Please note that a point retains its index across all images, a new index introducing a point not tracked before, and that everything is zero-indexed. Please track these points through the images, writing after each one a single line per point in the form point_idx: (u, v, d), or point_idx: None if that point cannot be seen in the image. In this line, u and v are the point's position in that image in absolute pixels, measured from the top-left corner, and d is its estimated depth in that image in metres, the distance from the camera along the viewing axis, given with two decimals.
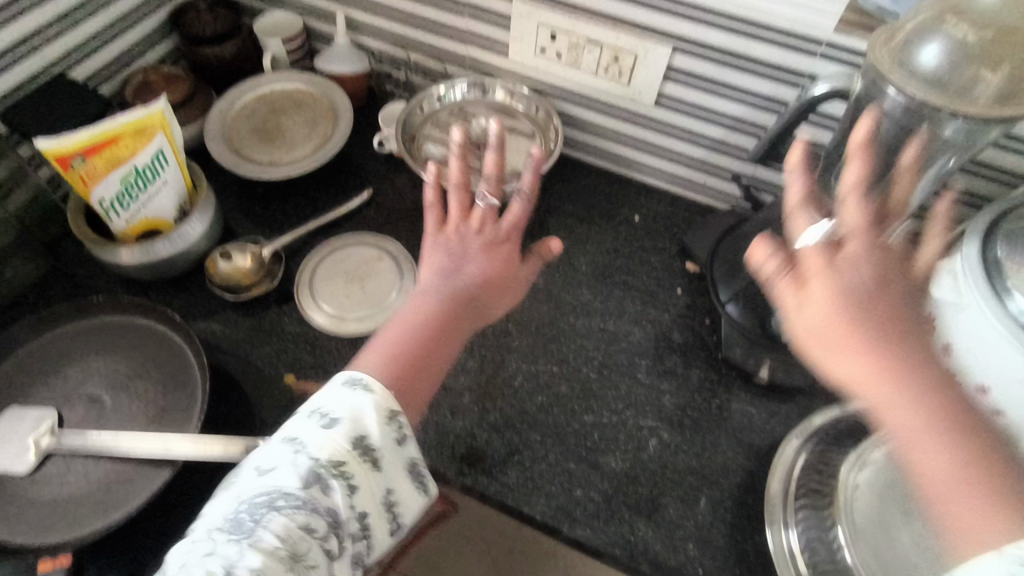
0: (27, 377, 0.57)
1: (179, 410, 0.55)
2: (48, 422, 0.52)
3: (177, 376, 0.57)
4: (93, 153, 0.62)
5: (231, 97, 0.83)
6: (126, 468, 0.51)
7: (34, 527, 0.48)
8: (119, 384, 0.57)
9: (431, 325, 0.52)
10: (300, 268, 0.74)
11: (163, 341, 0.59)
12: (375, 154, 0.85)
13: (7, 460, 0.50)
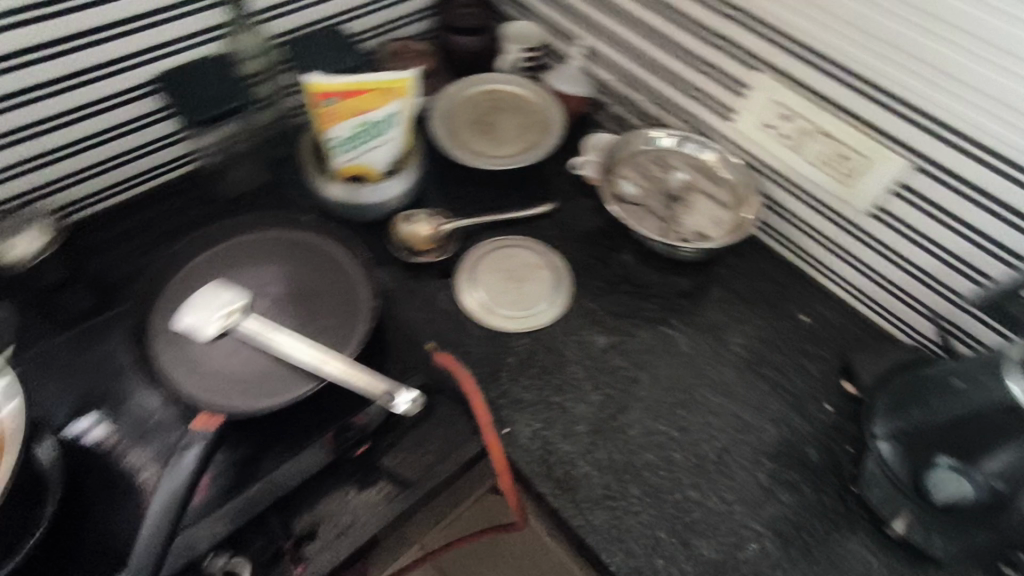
0: (232, 261, 0.65)
1: (338, 337, 0.60)
2: (236, 303, 0.58)
3: (345, 306, 0.62)
4: (344, 98, 0.70)
5: (462, 86, 0.90)
6: (281, 367, 0.57)
7: (199, 385, 0.55)
8: (297, 296, 0.63)
9: None
10: (469, 252, 0.79)
11: (343, 271, 0.64)
12: (569, 174, 0.89)
13: (196, 323, 0.56)
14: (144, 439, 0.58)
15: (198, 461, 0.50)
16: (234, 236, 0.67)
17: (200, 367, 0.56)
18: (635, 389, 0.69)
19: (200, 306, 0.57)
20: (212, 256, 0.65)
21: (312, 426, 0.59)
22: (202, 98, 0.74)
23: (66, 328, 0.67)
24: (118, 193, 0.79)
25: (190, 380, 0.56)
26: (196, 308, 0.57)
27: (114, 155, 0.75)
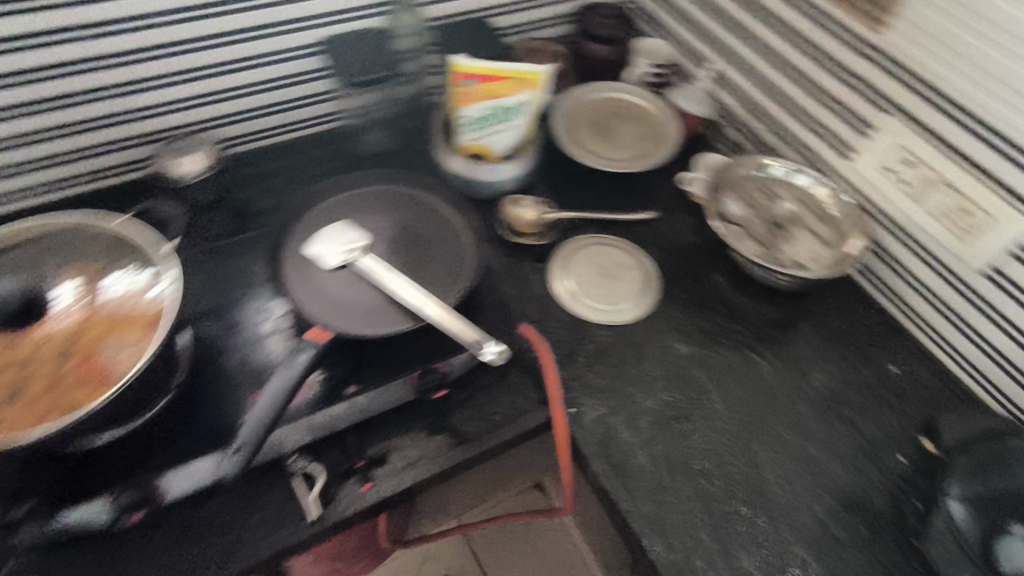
0: (356, 206, 0.71)
1: (439, 287, 0.63)
2: (358, 244, 0.64)
3: (450, 262, 0.66)
4: (484, 81, 0.76)
5: (590, 89, 0.95)
6: (385, 304, 0.61)
7: (311, 304, 0.60)
8: (408, 244, 0.67)
9: None
10: (565, 243, 0.83)
11: (454, 231, 0.68)
12: (675, 188, 0.91)
13: (323, 253, 0.63)
14: (258, 345, 0.65)
15: (304, 365, 0.55)
16: (361, 183, 0.72)
17: (315, 288, 0.62)
18: (704, 400, 0.71)
19: (329, 240, 0.64)
20: (340, 197, 0.71)
21: (403, 360, 0.64)
22: (357, 66, 0.79)
23: (206, 242, 0.75)
24: (266, 138, 0.86)
25: (304, 296, 0.61)
26: (325, 241, 0.64)
27: (271, 103, 0.83)
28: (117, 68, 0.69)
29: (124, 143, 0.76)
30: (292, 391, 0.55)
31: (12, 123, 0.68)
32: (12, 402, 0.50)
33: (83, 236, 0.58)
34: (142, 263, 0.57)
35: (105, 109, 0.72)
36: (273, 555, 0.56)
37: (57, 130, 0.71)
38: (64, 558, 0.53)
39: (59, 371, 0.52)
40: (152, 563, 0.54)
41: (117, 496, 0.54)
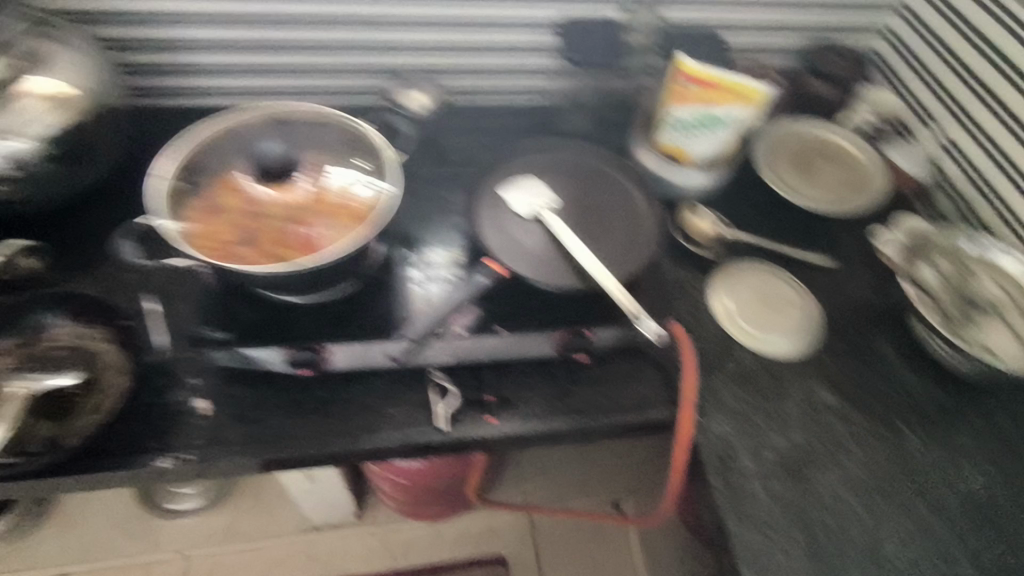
0: (551, 165, 0.74)
1: (612, 261, 0.65)
2: (549, 202, 0.69)
3: (628, 242, 0.67)
4: (701, 86, 0.77)
5: (800, 124, 0.93)
6: (561, 259, 0.64)
7: (496, 242, 0.65)
8: (591, 215, 0.69)
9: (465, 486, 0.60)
10: (734, 263, 0.81)
11: (638, 215, 0.69)
12: (862, 243, 0.87)
13: (518, 201, 0.69)
14: (432, 268, 0.68)
15: (484, 286, 0.62)
16: (560, 149, 0.76)
17: (501, 229, 0.66)
18: (840, 455, 0.67)
19: (523, 193, 0.69)
20: (538, 156, 0.74)
21: (559, 315, 0.66)
22: (584, 48, 0.82)
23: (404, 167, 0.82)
24: (482, 96, 0.93)
25: (489, 234, 0.65)
26: (520, 193, 0.69)
27: (498, 66, 0.90)
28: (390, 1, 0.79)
29: (369, 69, 0.86)
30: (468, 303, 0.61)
31: (294, 30, 0.79)
32: (247, 246, 0.58)
33: (330, 128, 0.66)
34: (372, 165, 0.64)
35: (366, 36, 0.82)
36: (395, 449, 0.61)
37: (324, 45, 0.82)
38: (235, 392, 0.61)
39: (287, 232, 0.60)
40: (300, 422, 0.61)
41: (292, 351, 0.60)
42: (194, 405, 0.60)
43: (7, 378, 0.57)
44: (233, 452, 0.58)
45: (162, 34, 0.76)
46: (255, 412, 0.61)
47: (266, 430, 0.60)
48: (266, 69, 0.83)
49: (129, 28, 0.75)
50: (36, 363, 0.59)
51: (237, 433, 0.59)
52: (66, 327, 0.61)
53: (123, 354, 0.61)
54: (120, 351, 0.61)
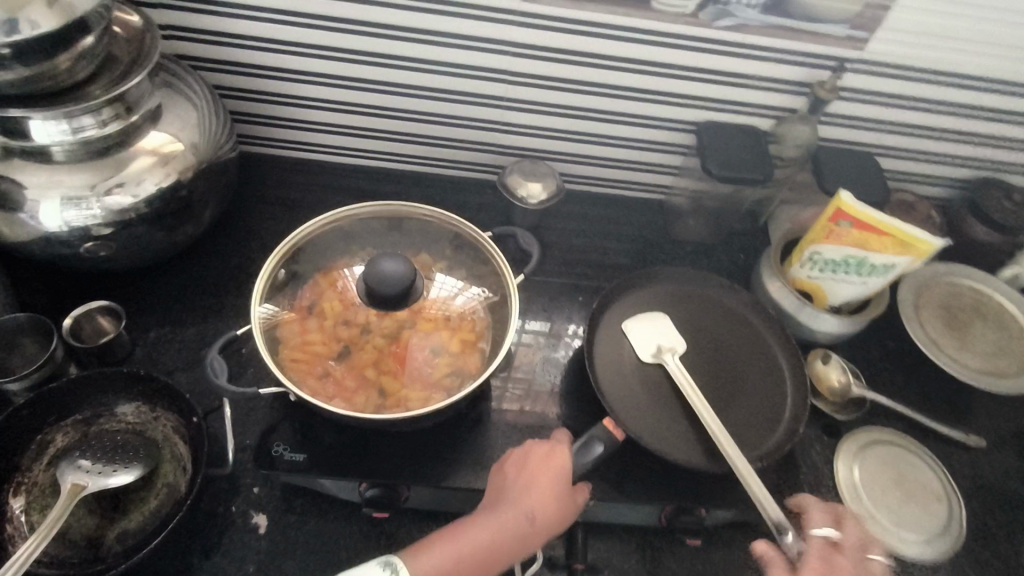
0: (675, 297, 0.65)
1: (742, 440, 0.56)
2: (675, 347, 0.60)
3: (763, 418, 0.58)
4: (859, 229, 0.67)
5: (956, 269, 0.81)
6: (685, 425, 0.56)
7: (614, 392, 0.57)
8: (723, 372, 0.60)
9: (555, 472, 0.51)
10: (863, 427, 0.71)
11: (777, 381, 0.61)
12: (1014, 423, 0.75)
13: (640, 341, 0.60)
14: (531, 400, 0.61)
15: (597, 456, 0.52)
16: (696, 277, 0.67)
17: (620, 374, 0.58)
18: None
19: (648, 332, 0.61)
20: (668, 285, 0.66)
21: (675, 479, 0.57)
22: (727, 161, 0.73)
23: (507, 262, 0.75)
24: (596, 185, 0.86)
25: (607, 380, 0.58)
26: (644, 332, 0.61)
27: (621, 158, 0.82)
28: (519, 82, 0.72)
29: (484, 146, 0.79)
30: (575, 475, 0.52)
31: (414, 99, 0.73)
32: (339, 362, 0.52)
33: (441, 229, 0.58)
34: (487, 279, 0.57)
35: (488, 114, 0.75)
36: None
37: (442, 117, 0.75)
38: (298, 508, 0.54)
39: (384, 351, 0.53)
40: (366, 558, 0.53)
41: (366, 484, 0.53)
42: (255, 520, 0.53)
43: (64, 467, 0.51)
44: None
45: (278, 86, 0.72)
46: (313, 537, 0.53)
47: (323, 562, 0.52)
48: (376, 131, 0.77)
49: (244, 77, 0.70)
50: (94, 450, 0.53)
51: (289, 563, 0.52)
52: (131, 410, 0.56)
53: (186, 451, 0.54)
54: (183, 446, 0.54)
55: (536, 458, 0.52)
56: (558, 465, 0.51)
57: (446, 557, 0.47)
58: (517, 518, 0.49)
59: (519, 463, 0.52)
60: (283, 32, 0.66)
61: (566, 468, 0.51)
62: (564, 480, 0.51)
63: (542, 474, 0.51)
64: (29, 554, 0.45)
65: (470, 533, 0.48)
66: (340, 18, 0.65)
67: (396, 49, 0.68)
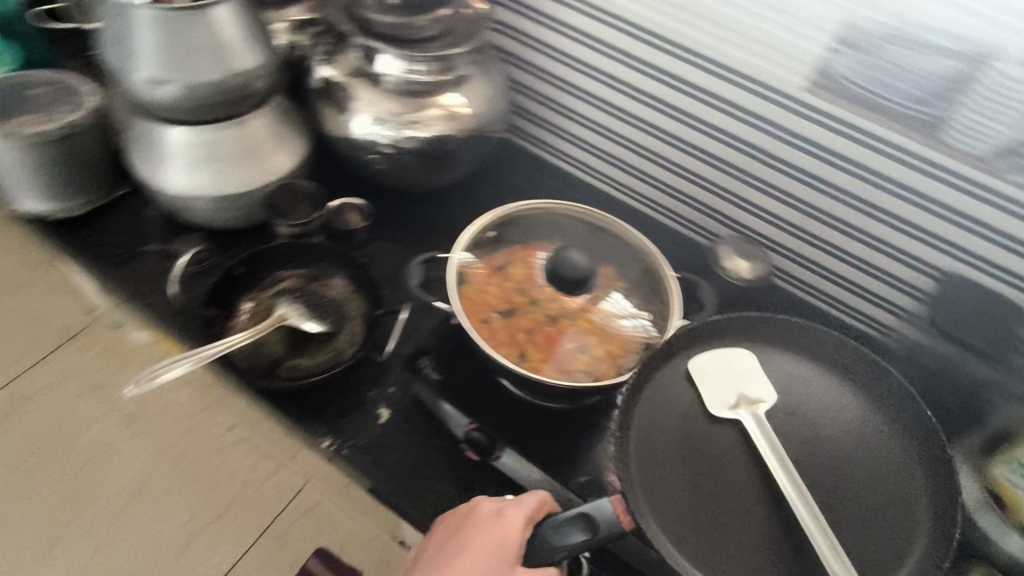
0: (771, 338, 0.54)
1: (882, 567, 0.44)
2: (760, 401, 0.50)
3: (889, 532, 0.46)
4: None
5: None
6: (752, 523, 0.46)
7: (642, 466, 0.47)
8: (834, 465, 0.48)
9: (487, 549, 0.49)
10: None
11: (898, 499, 0.47)
12: None
13: (714, 395, 0.50)
14: None
15: (571, 543, 0.46)
16: (805, 329, 0.53)
17: (659, 436, 0.48)
18: None
19: (723, 374, 0.51)
20: (767, 334, 0.53)
21: None
22: (962, 319, 0.66)
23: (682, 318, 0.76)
24: (817, 297, 0.81)
25: (641, 443, 0.48)
26: (722, 373, 0.51)
27: (850, 280, 0.77)
28: (768, 163, 0.73)
29: (714, 214, 0.81)
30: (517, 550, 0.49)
31: (663, 145, 0.79)
32: (501, 316, 0.59)
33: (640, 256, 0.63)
34: (657, 311, 0.60)
35: (727, 183, 0.77)
36: None
37: (682, 170, 0.79)
38: (415, 420, 0.62)
39: (540, 326, 0.59)
40: (441, 488, 0.59)
41: (475, 427, 0.58)
42: (378, 411, 0.62)
43: (282, 299, 0.67)
44: (375, 471, 0.59)
45: (557, 96, 0.83)
46: (412, 448, 0.61)
47: (412, 471, 0.59)
48: (620, 162, 0.84)
49: (537, 80, 0.83)
50: (304, 298, 0.68)
51: (384, 456, 0.60)
52: (341, 284, 0.69)
53: (362, 331, 0.66)
54: (360, 328, 0.66)
55: (476, 529, 0.51)
56: (496, 541, 0.49)
57: None
58: None
59: (463, 527, 0.52)
60: (585, 53, 0.77)
61: (508, 541, 0.49)
62: (506, 553, 0.49)
63: (478, 546, 0.49)
64: (232, 344, 0.59)
65: None
66: (631, 54, 0.74)
67: (667, 96, 0.74)
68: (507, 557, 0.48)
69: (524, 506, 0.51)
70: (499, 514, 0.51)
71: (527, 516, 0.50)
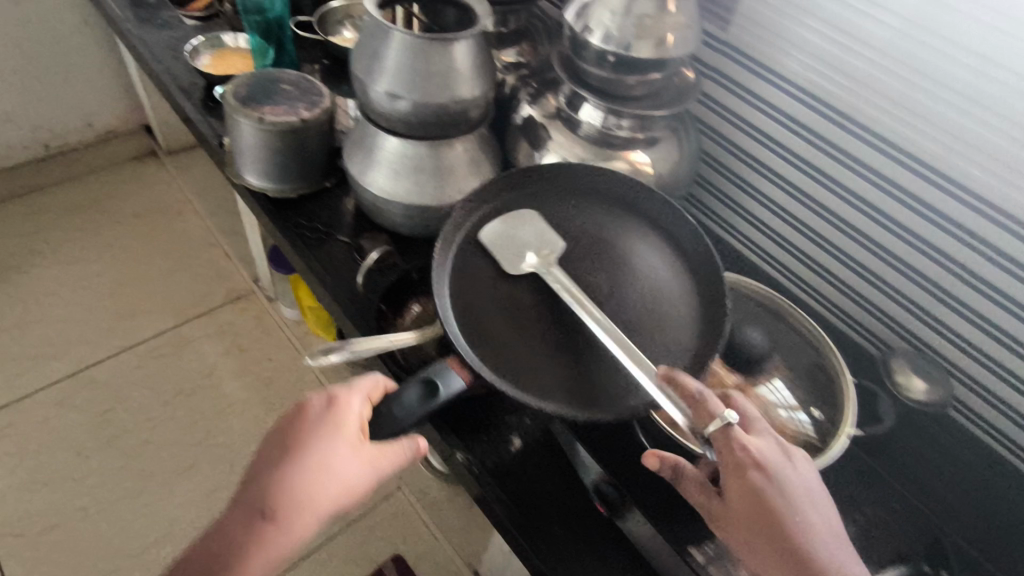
0: (548, 187, 0.70)
1: (665, 350, 0.62)
2: (546, 250, 0.65)
3: (666, 331, 0.63)
4: None
5: None
6: (550, 335, 0.62)
7: (467, 320, 0.61)
8: (618, 286, 0.66)
9: (329, 438, 0.52)
10: None
11: (662, 284, 0.66)
12: None
13: (507, 261, 0.65)
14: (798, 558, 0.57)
15: (414, 404, 0.53)
16: (603, 175, 0.70)
17: (479, 297, 0.63)
18: None
19: (518, 237, 0.66)
20: (558, 187, 0.70)
21: None
22: None
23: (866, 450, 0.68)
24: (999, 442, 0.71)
25: (461, 298, 0.62)
26: (508, 232, 0.66)
27: None
28: (967, 282, 0.67)
29: (888, 322, 0.76)
30: (360, 431, 0.54)
31: (839, 234, 0.77)
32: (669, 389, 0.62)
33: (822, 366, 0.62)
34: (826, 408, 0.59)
35: (912, 292, 0.72)
36: None
37: (863, 268, 0.76)
38: (545, 457, 0.63)
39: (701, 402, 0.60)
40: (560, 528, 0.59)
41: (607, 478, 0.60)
42: (512, 438, 0.64)
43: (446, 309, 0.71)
44: (498, 495, 0.60)
45: (737, 168, 0.83)
46: (538, 483, 0.62)
47: (532, 502, 0.60)
48: (791, 245, 0.82)
49: (723, 153, 0.84)
50: None
51: (510, 483, 0.61)
52: None
53: None
54: None
55: (314, 423, 0.54)
56: (333, 424, 0.53)
57: (230, 547, 0.51)
58: (297, 492, 0.51)
59: (297, 428, 0.54)
60: (781, 134, 0.77)
61: (351, 423, 0.53)
62: (353, 434, 0.53)
63: (317, 438, 0.53)
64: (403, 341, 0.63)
65: (248, 513, 0.52)
66: (833, 141, 0.73)
67: (864, 191, 0.72)
68: (352, 435, 0.53)
69: (355, 392, 0.55)
70: (334, 400, 0.54)
71: (361, 397, 0.54)
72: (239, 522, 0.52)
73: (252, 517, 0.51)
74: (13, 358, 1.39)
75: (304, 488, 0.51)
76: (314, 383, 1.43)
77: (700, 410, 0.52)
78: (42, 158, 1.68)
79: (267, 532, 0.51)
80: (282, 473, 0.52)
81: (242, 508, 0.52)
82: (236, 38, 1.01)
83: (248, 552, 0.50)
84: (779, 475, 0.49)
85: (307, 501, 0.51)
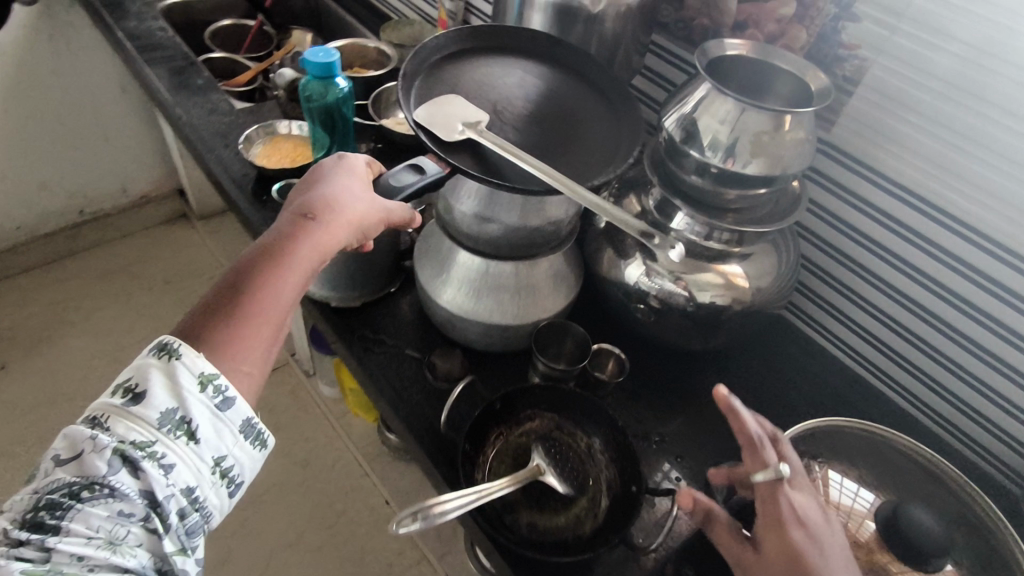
0: (474, 53, 0.71)
1: (595, 167, 0.63)
2: (480, 121, 0.61)
3: (595, 158, 0.64)
4: None
5: None
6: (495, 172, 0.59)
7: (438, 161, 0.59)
8: (552, 134, 0.66)
9: (359, 169, 0.63)
10: None
11: (585, 118, 0.68)
12: None
13: (441, 129, 0.60)
14: None
15: (402, 176, 0.60)
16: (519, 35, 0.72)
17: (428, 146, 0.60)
18: None
19: (450, 114, 0.61)
20: (485, 52, 0.71)
21: None
22: None
23: None
24: None
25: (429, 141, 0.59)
26: (438, 112, 0.61)
27: None
28: None
29: (1022, 448, 0.69)
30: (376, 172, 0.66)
31: (954, 346, 0.70)
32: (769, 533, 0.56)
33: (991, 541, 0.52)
34: None
35: None
36: None
37: (985, 385, 0.69)
38: None
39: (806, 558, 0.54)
40: None
41: None
42: None
43: (534, 445, 0.64)
44: None
45: (833, 269, 0.77)
46: None
47: None
48: (896, 354, 0.75)
49: (820, 254, 0.78)
50: (552, 450, 0.65)
51: None
52: (593, 443, 0.65)
53: (606, 506, 0.61)
54: (605, 500, 0.62)
55: (336, 168, 0.62)
56: (351, 171, 0.62)
57: (265, 250, 0.54)
58: (327, 205, 0.58)
59: (316, 173, 0.62)
60: (888, 240, 0.71)
61: (358, 166, 0.63)
62: (360, 174, 0.63)
63: (341, 175, 0.61)
64: (489, 491, 0.56)
65: (280, 229, 0.56)
66: (951, 251, 0.67)
67: (989, 306, 0.66)
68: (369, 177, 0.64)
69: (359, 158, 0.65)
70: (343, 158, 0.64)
71: (364, 159, 0.65)
72: (267, 239, 0.55)
73: (282, 234, 0.55)
74: (41, 438, 1.33)
75: (332, 200, 0.58)
76: (354, 464, 1.36)
77: (753, 456, 0.52)
78: (75, 226, 1.65)
79: (307, 228, 0.56)
80: (318, 193, 0.59)
81: (269, 232, 0.55)
82: (290, 123, 0.97)
83: (283, 255, 0.53)
84: (821, 534, 0.48)
85: (334, 206, 0.58)
